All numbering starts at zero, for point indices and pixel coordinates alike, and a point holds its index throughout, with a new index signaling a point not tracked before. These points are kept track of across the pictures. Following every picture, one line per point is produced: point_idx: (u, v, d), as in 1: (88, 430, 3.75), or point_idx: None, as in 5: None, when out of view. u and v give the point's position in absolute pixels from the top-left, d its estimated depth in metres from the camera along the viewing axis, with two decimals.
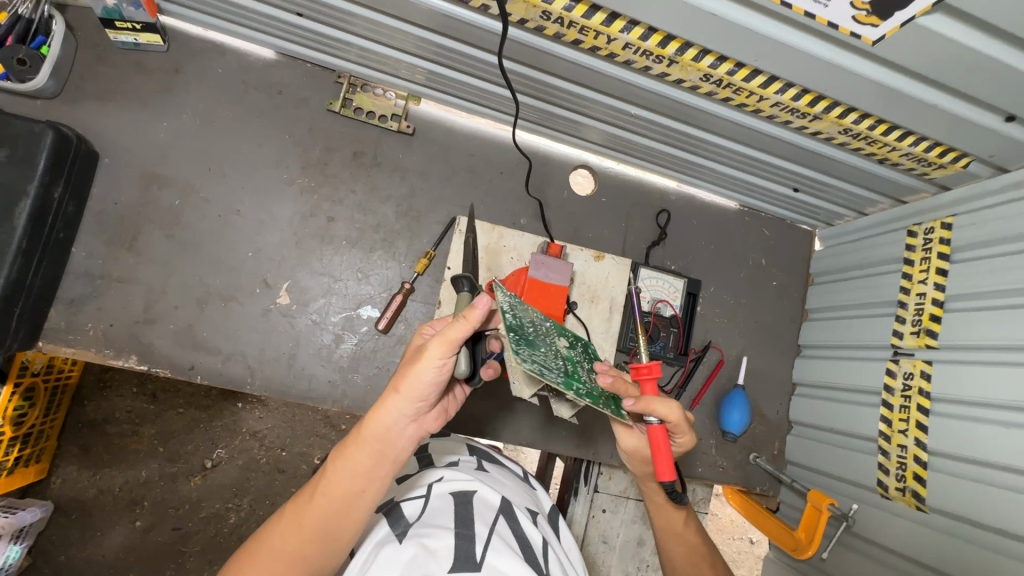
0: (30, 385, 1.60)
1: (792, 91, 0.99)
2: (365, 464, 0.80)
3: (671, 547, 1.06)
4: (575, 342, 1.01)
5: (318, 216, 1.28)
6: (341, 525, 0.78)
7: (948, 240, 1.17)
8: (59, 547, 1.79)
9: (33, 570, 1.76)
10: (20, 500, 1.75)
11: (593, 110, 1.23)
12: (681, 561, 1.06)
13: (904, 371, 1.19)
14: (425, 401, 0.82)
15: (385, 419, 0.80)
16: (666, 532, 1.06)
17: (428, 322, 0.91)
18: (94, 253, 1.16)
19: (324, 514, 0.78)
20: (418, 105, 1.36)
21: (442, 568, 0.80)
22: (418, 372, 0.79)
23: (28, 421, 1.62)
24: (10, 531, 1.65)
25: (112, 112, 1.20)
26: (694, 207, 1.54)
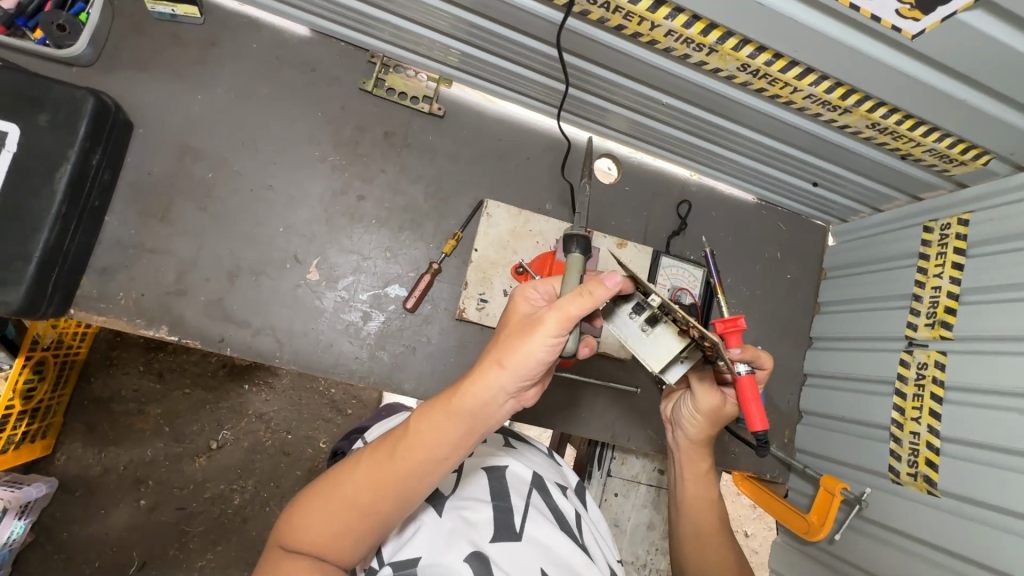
0: (40, 358, 1.59)
1: (825, 83, 1.02)
2: (456, 431, 0.80)
3: (699, 513, 1.11)
4: None
5: (348, 193, 1.30)
6: (421, 483, 0.80)
7: (965, 235, 1.20)
8: (62, 524, 1.78)
9: (36, 547, 1.76)
10: (25, 476, 1.74)
11: (625, 97, 1.26)
12: (705, 528, 1.11)
13: (918, 361, 1.23)
14: (527, 378, 0.81)
15: (487, 392, 0.79)
16: (696, 497, 1.12)
17: (531, 284, 0.91)
18: (127, 222, 1.17)
19: (408, 468, 0.79)
20: (448, 88, 1.37)
21: (487, 538, 0.86)
22: (526, 346, 0.79)
23: (37, 395, 1.62)
24: (17, 505, 1.64)
25: (147, 82, 1.20)
26: (713, 199, 1.57)
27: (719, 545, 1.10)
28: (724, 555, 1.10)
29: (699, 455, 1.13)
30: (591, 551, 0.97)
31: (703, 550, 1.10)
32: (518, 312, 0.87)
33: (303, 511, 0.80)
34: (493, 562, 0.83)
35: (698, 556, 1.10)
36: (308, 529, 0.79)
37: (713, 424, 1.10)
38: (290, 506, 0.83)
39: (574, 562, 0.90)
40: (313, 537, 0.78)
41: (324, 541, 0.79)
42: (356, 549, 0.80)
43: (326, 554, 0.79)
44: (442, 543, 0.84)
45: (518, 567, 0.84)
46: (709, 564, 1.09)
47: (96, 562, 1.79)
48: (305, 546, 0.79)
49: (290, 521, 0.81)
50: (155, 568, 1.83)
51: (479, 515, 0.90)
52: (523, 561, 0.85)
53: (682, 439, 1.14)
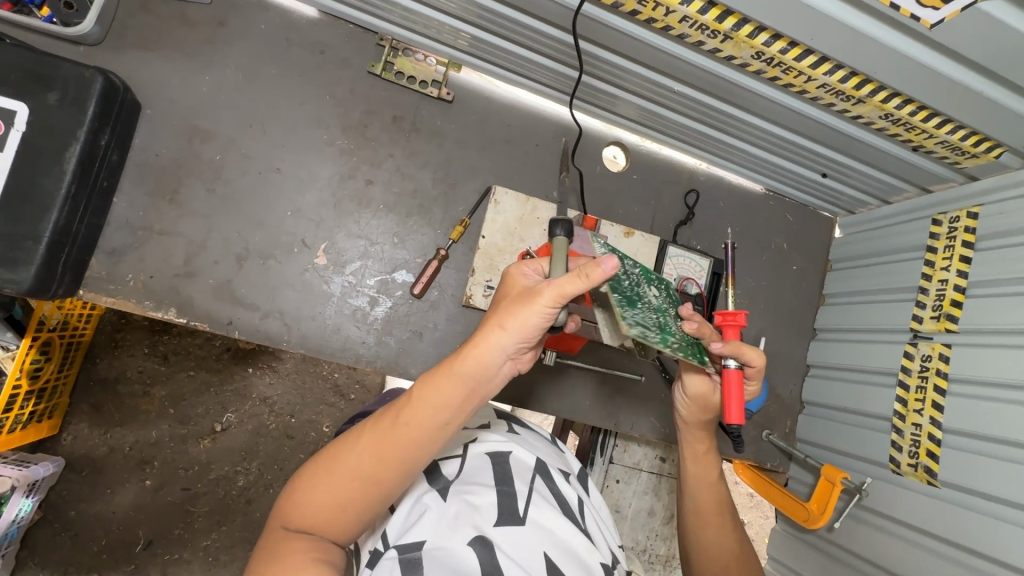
0: (46, 339, 1.60)
1: (840, 72, 1.01)
2: (455, 398, 0.81)
3: (700, 491, 1.12)
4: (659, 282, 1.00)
5: (356, 178, 1.29)
6: (421, 451, 0.82)
7: (973, 229, 1.20)
8: (69, 502, 1.80)
9: (45, 524, 1.78)
10: (33, 454, 1.75)
11: (635, 84, 1.25)
12: (706, 506, 1.11)
13: (923, 353, 1.23)
14: (526, 343, 0.83)
15: (485, 356, 0.81)
16: (697, 476, 1.13)
17: (526, 263, 0.92)
18: (136, 204, 1.16)
19: (408, 437, 0.81)
20: (457, 73, 1.36)
21: (491, 522, 0.88)
22: (525, 314, 0.80)
23: (44, 375, 1.63)
24: (25, 483, 1.64)
25: (155, 62, 1.19)
26: (721, 189, 1.56)
27: (721, 524, 1.10)
28: (725, 533, 1.09)
29: (699, 435, 1.13)
30: (594, 537, 0.99)
31: (703, 527, 1.10)
32: (515, 283, 0.88)
33: (304, 486, 0.82)
34: (497, 547, 0.84)
35: (699, 534, 1.10)
36: (311, 501, 0.80)
37: (706, 409, 1.10)
38: (292, 482, 0.85)
39: (577, 547, 0.91)
40: (316, 510, 0.80)
41: (332, 512, 0.80)
42: (358, 519, 0.82)
43: (333, 525, 0.81)
44: (447, 526, 0.85)
45: (521, 552, 0.85)
46: (709, 542, 1.09)
47: (104, 540, 1.81)
48: (307, 520, 0.80)
49: (292, 497, 0.82)
50: (161, 547, 1.85)
51: (483, 500, 0.92)
52: (526, 546, 0.87)
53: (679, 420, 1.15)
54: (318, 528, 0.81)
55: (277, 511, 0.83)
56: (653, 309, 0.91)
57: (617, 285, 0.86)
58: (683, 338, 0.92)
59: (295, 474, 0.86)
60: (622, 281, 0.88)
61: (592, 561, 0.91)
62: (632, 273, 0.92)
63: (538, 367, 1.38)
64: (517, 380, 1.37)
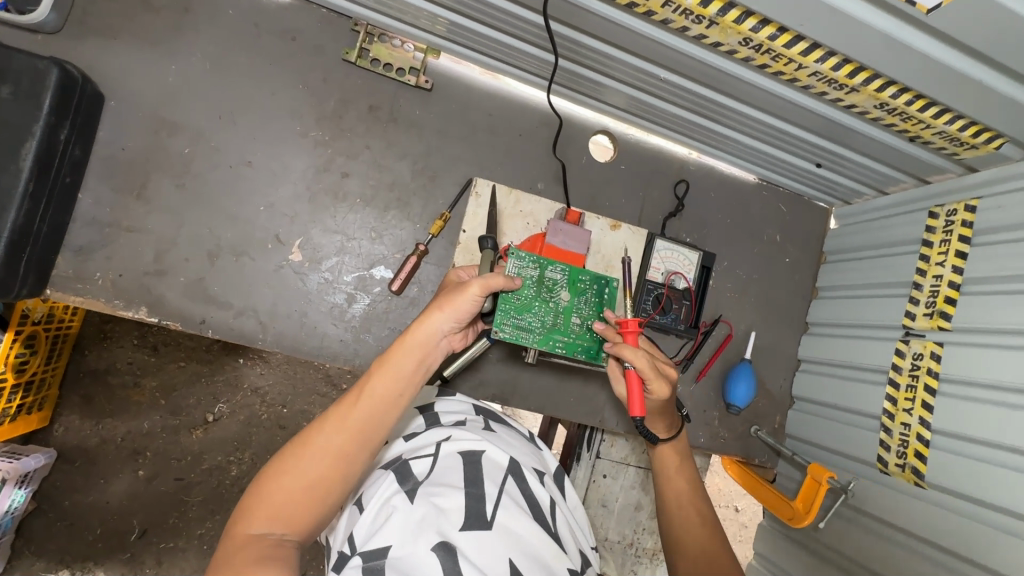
0: (31, 332, 1.59)
1: (833, 60, 0.95)
2: (406, 373, 0.96)
3: (668, 480, 1.14)
4: (591, 283, 1.12)
5: (332, 171, 1.25)
6: (380, 425, 0.94)
7: (971, 222, 1.16)
8: (63, 493, 1.81)
9: (39, 515, 1.79)
10: (24, 447, 1.75)
11: (620, 71, 1.19)
12: (676, 494, 1.12)
13: (914, 352, 1.20)
14: (460, 322, 1.00)
15: (429, 332, 0.97)
16: (664, 466, 1.16)
17: (461, 269, 1.12)
18: (102, 199, 1.13)
19: (368, 413, 0.93)
20: (436, 59, 1.31)
21: (457, 526, 0.87)
22: (461, 300, 0.98)
23: (30, 368, 1.62)
24: (15, 476, 1.65)
25: (117, 50, 1.14)
26: (712, 179, 1.51)
27: (691, 509, 1.10)
28: (694, 517, 1.09)
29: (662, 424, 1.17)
30: (562, 540, 0.98)
31: (671, 514, 1.11)
32: (448, 287, 1.08)
33: (271, 480, 0.87)
34: (461, 552, 0.83)
35: (670, 522, 1.11)
36: (279, 492, 0.86)
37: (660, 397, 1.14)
38: (253, 484, 0.88)
39: (542, 553, 0.90)
40: (286, 497, 0.85)
41: (304, 488, 0.87)
42: (325, 504, 0.88)
43: (305, 503, 0.86)
44: (411, 531, 0.86)
45: (485, 555, 0.84)
46: (680, 527, 1.09)
47: (98, 530, 1.82)
48: (278, 511, 0.84)
49: (257, 495, 0.86)
50: (155, 536, 1.86)
51: (451, 503, 0.91)
52: (491, 550, 0.85)
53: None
54: (287, 518, 0.85)
55: (240, 515, 0.84)
56: (553, 312, 1.09)
57: (515, 294, 1.06)
58: (576, 338, 1.10)
59: (255, 478, 0.89)
60: (520, 291, 1.06)
61: (558, 567, 0.90)
62: (540, 282, 1.07)
63: (521, 364, 1.35)
64: (499, 377, 1.34)
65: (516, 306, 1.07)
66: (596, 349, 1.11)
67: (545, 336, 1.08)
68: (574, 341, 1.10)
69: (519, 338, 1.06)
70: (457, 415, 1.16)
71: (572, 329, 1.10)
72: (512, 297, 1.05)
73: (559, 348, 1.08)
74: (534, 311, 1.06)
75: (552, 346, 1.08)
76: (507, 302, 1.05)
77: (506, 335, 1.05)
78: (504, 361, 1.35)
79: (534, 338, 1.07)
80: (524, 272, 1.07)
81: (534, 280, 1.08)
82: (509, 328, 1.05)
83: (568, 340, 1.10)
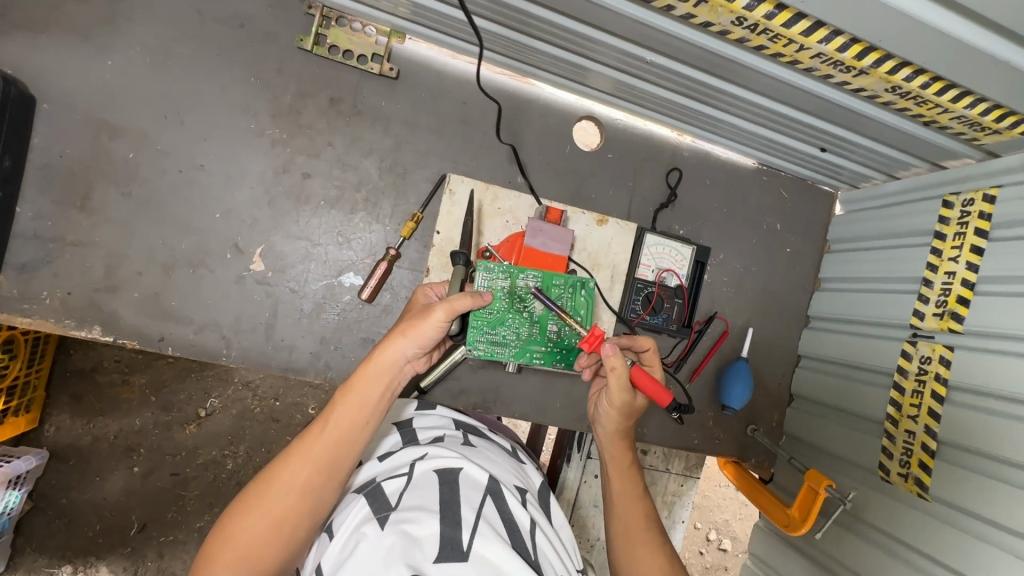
0: (9, 336, 1.48)
1: (839, 40, 0.84)
2: (373, 399, 0.92)
3: (626, 511, 1.07)
4: (566, 287, 1.13)
5: (291, 171, 1.15)
6: (348, 455, 0.89)
7: (989, 214, 1.07)
8: (60, 490, 1.72)
9: (38, 513, 1.71)
10: (15, 448, 1.66)
11: (604, 54, 1.08)
12: (636, 527, 1.05)
13: (921, 355, 1.12)
14: (425, 347, 0.96)
15: (393, 358, 0.92)
16: (622, 493, 1.08)
17: (428, 286, 1.09)
18: (43, 212, 1.05)
19: (335, 443, 0.88)
20: (402, 43, 1.19)
21: (429, 557, 0.76)
22: (427, 322, 0.93)
23: (12, 373, 1.52)
24: (6, 480, 1.56)
25: (45, 46, 1.04)
26: (709, 165, 1.40)
27: (649, 542, 1.04)
28: (654, 551, 1.03)
29: (619, 448, 1.10)
30: (548, 569, 0.87)
31: (633, 548, 1.03)
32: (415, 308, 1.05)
33: (235, 522, 0.82)
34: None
35: (629, 557, 1.03)
36: (244, 533, 0.81)
37: (625, 416, 1.07)
38: (217, 527, 0.84)
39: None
40: (250, 538, 0.81)
41: (268, 533, 0.82)
42: (293, 543, 0.84)
43: (270, 548, 0.81)
44: (377, 563, 0.75)
45: None
46: (640, 564, 1.02)
47: (98, 525, 1.74)
48: (242, 554, 0.80)
49: (221, 541, 0.81)
50: (155, 530, 1.77)
51: (424, 529, 0.80)
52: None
53: (602, 432, 1.12)
54: (253, 562, 0.80)
55: (205, 559, 0.81)
56: (528, 323, 1.10)
57: (487, 309, 1.08)
58: (554, 346, 1.12)
59: (220, 520, 0.85)
60: (492, 306, 1.08)
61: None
62: (512, 293, 1.08)
63: (503, 371, 1.29)
64: (480, 385, 1.28)
65: (488, 320, 1.09)
66: (574, 354, 1.13)
67: (520, 348, 1.10)
68: (551, 348, 1.12)
69: (496, 353, 1.09)
70: (435, 431, 1.09)
71: (548, 337, 1.11)
72: (482, 313, 1.07)
73: (536, 358, 1.11)
74: (507, 324, 1.09)
75: (529, 356, 1.11)
76: (479, 318, 1.08)
77: (480, 351, 1.08)
78: (484, 368, 1.28)
79: (510, 351, 1.10)
80: (495, 285, 1.08)
81: (505, 291, 1.09)
82: (483, 343, 1.08)
83: (545, 348, 1.12)
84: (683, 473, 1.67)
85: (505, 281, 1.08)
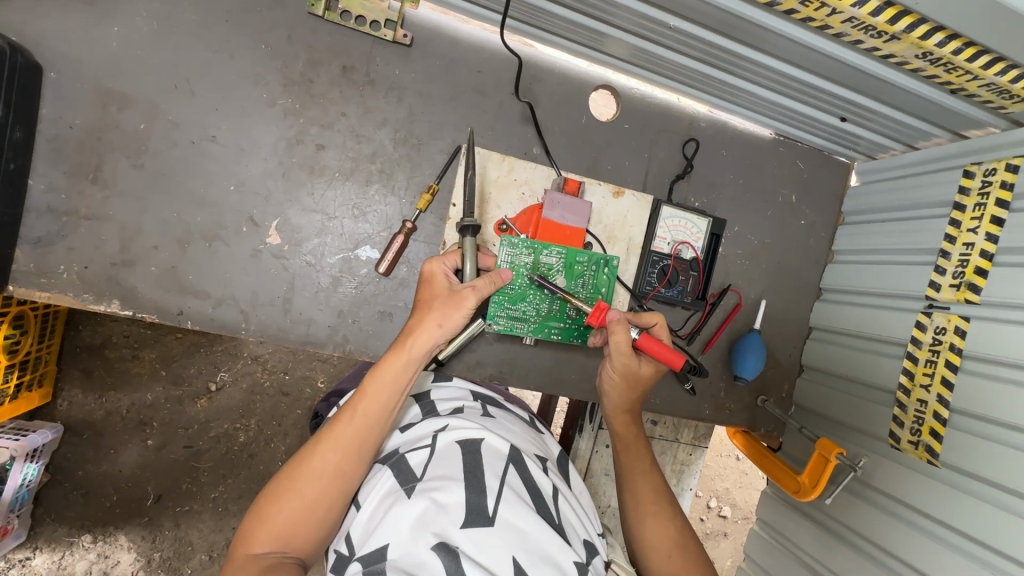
0: (20, 312, 1.48)
1: (873, 3, 0.82)
2: (402, 387, 0.94)
3: (635, 485, 1.09)
4: (589, 264, 1.19)
5: (305, 143, 1.13)
6: (379, 440, 0.91)
7: (1010, 184, 1.06)
8: (77, 463, 1.74)
9: (55, 485, 1.73)
10: (30, 422, 1.68)
11: (624, 18, 1.05)
12: (646, 498, 1.07)
13: (936, 325, 1.13)
14: (452, 335, 0.98)
15: (422, 346, 0.94)
16: (631, 468, 1.11)
17: (436, 260, 1.04)
18: (55, 185, 1.03)
19: (365, 429, 0.90)
20: (415, 9, 1.15)
21: (456, 523, 0.78)
22: (458, 311, 0.98)
23: (23, 349, 1.52)
24: (24, 453, 1.58)
25: (47, 12, 1.00)
26: (725, 136, 1.38)
27: (662, 512, 1.06)
28: (666, 524, 1.05)
29: (625, 422, 1.14)
30: (570, 533, 0.89)
31: (643, 521, 1.05)
32: (425, 284, 1.03)
33: (270, 504, 0.84)
34: (461, 552, 0.74)
35: (640, 530, 1.05)
36: (279, 514, 0.83)
37: (631, 386, 1.13)
38: (251, 511, 0.86)
39: (549, 547, 0.80)
40: (286, 518, 0.83)
41: (301, 516, 0.84)
42: (326, 523, 0.86)
43: (303, 530, 0.84)
44: (406, 534, 0.76)
45: (490, 556, 0.75)
46: (650, 535, 1.04)
47: (114, 496, 1.77)
48: (279, 533, 0.82)
49: (256, 523, 0.83)
50: (171, 500, 1.80)
51: (450, 497, 0.81)
52: (491, 549, 0.76)
53: (609, 407, 1.16)
54: (288, 541, 0.83)
55: (240, 540, 0.83)
56: (548, 300, 1.17)
57: (509, 285, 1.14)
58: (571, 322, 1.21)
59: (253, 502, 0.87)
60: (514, 282, 1.15)
61: (566, 561, 0.80)
62: (534, 269, 1.15)
63: (519, 344, 1.30)
64: (496, 357, 1.28)
65: (510, 296, 1.16)
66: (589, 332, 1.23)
67: (539, 324, 1.18)
68: (569, 325, 1.21)
69: (514, 328, 1.17)
70: (455, 402, 1.10)
71: (567, 314, 1.19)
72: (505, 289, 1.14)
73: (554, 333, 1.19)
74: (528, 300, 1.16)
75: (547, 332, 1.20)
76: (501, 293, 1.15)
77: (500, 326, 1.16)
78: (501, 341, 1.28)
79: (529, 326, 1.18)
80: (518, 261, 1.14)
81: (528, 267, 1.15)
82: (503, 319, 1.16)
83: (563, 325, 1.20)
84: (692, 443, 1.70)
85: (527, 258, 1.15)
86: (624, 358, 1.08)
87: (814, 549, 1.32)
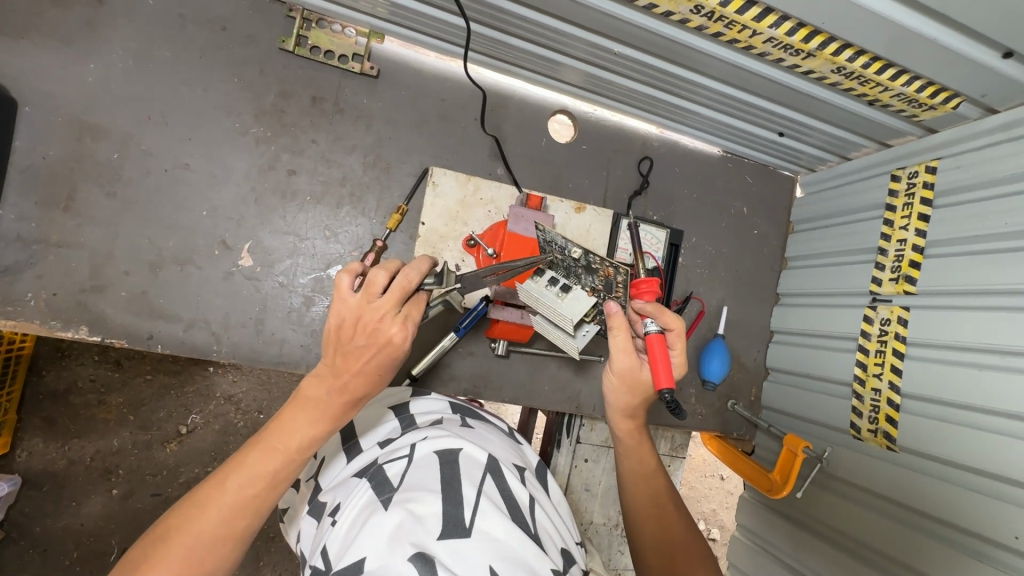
0: None
1: (787, 24, 0.94)
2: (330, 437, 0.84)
3: (637, 486, 1.06)
4: None
5: (277, 168, 1.18)
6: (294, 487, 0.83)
7: (931, 184, 1.16)
8: (34, 519, 1.66)
9: (10, 543, 1.64)
10: None
11: (573, 47, 1.14)
12: (644, 500, 1.06)
13: (881, 317, 1.21)
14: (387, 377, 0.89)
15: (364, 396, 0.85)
16: (631, 471, 1.07)
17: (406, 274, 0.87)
18: (26, 215, 1.05)
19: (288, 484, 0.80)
20: (381, 44, 1.23)
21: (433, 534, 0.77)
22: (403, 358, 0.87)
23: None
24: None
25: (24, 51, 1.05)
26: (677, 154, 1.48)
27: (662, 514, 1.05)
28: (668, 520, 1.04)
29: (631, 428, 1.06)
30: (547, 541, 0.90)
31: (643, 520, 1.05)
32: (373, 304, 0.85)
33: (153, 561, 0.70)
34: (437, 562, 0.73)
35: (641, 525, 1.05)
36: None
37: (630, 387, 1.02)
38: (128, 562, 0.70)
39: (527, 557, 0.80)
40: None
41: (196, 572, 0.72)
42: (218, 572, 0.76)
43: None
44: (383, 545, 0.76)
45: (465, 567, 0.74)
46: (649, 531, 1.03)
47: (75, 553, 1.68)
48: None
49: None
50: None
51: (426, 507, 0.82)
52: (466, 559, 0.75)
53: (611, 407, 1.07)
54: None
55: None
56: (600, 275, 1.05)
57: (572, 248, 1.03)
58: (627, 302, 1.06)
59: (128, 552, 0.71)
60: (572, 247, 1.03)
61: (543, 569, 0.80)
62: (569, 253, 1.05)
63: (492, 356, 1.32)
64: (471, 370, 1.31)
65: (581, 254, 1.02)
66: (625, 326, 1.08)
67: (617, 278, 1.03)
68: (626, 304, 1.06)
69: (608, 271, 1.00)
70: (433, 412, 1.10)
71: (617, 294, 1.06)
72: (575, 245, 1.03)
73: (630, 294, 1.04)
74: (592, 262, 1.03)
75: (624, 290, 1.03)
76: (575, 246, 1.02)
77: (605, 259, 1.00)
78: (474, 354, 1.31)
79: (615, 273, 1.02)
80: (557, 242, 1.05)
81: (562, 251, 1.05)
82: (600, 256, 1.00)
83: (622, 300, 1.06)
84: (670, 455, 1.71)
85: (579, 252, 1.02)
86: (621, 356, 0.99)
87: (791, 548, 1.34)
